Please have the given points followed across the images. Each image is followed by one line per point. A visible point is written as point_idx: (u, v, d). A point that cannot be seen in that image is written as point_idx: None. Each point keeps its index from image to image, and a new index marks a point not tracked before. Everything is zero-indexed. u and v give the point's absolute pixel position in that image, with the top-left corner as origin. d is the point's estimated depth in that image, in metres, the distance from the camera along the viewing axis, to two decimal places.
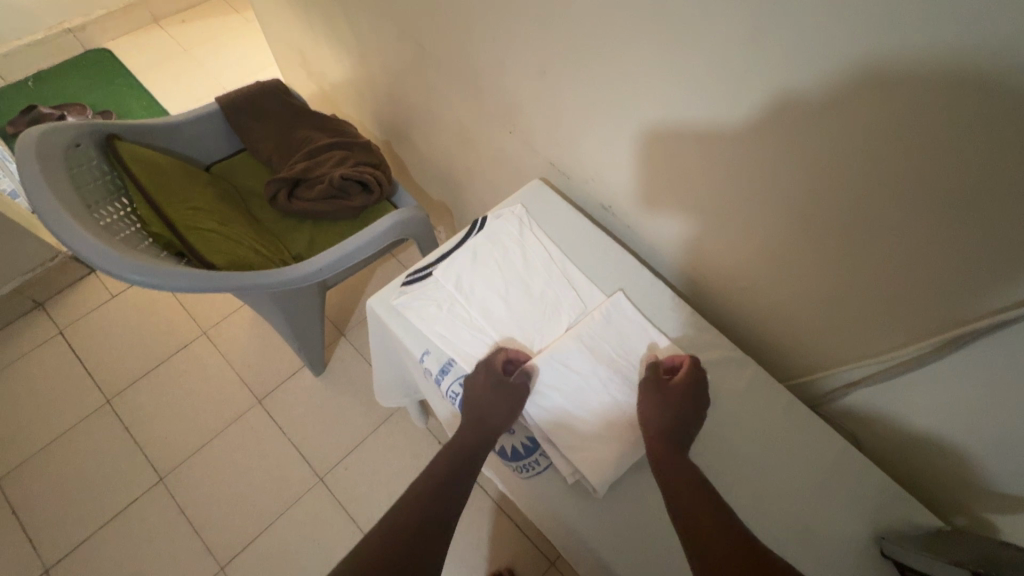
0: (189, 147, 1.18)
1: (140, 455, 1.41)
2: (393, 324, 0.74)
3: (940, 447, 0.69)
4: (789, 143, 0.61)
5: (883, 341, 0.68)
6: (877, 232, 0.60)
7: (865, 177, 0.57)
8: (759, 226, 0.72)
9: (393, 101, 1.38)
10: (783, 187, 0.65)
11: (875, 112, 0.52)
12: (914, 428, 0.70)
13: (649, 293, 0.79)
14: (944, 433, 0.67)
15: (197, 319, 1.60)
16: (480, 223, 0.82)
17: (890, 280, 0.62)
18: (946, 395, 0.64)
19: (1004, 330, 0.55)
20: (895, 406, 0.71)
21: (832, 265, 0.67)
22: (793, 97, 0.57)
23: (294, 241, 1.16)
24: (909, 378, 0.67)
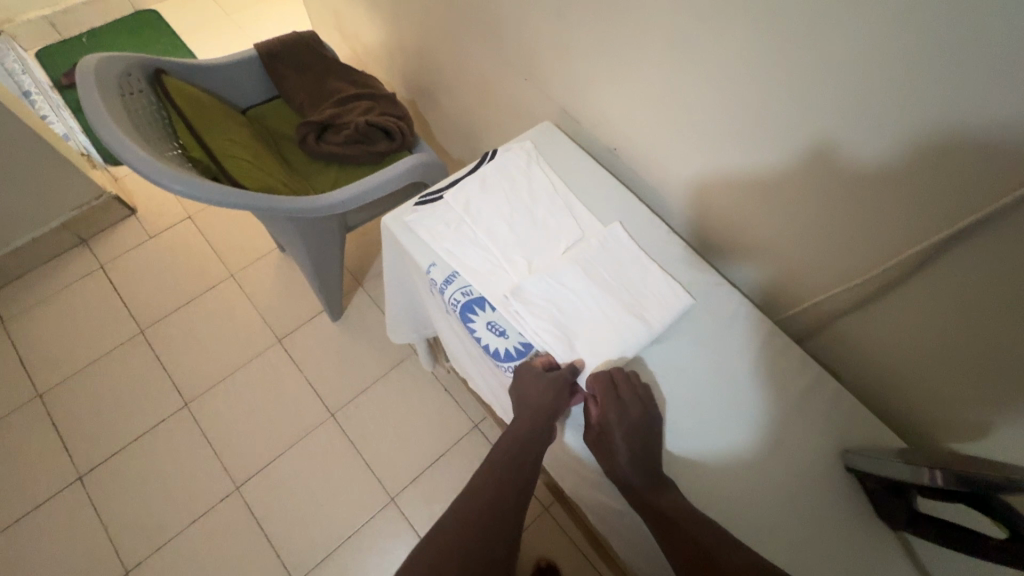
0: (227, 90, 1.27)
1: (168, 382, 1.52)
2: (404, 239, 0.80)
3: (916, 370, 0.72)
4: (779, 72, 0.65)
5: (861, 267, 0.71)
6: (856, 154, 0.63)
7: (845, 100, 0.60)
8: (751, 160, 0.76)
9: (419, 58, 1.44)
10: (773, 117, 0.69)
11: (856, 33, 0.56)
12: (893, 353, 0.74)
13: (645, 227, 0.84)
14: (919, 355, 0.71)
15: (226, 262, 1.70)
16: (491, 155, 0.88)
17: (869, 202, 0.65)
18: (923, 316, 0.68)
19: (969, 241, 0.58)
20: (875, 332, 0.75)
21: (815, 194, 0.71)
22: (780, 25, 0.61)
23: (319, 181, 1.23)
24: (887, 301, 0.70)
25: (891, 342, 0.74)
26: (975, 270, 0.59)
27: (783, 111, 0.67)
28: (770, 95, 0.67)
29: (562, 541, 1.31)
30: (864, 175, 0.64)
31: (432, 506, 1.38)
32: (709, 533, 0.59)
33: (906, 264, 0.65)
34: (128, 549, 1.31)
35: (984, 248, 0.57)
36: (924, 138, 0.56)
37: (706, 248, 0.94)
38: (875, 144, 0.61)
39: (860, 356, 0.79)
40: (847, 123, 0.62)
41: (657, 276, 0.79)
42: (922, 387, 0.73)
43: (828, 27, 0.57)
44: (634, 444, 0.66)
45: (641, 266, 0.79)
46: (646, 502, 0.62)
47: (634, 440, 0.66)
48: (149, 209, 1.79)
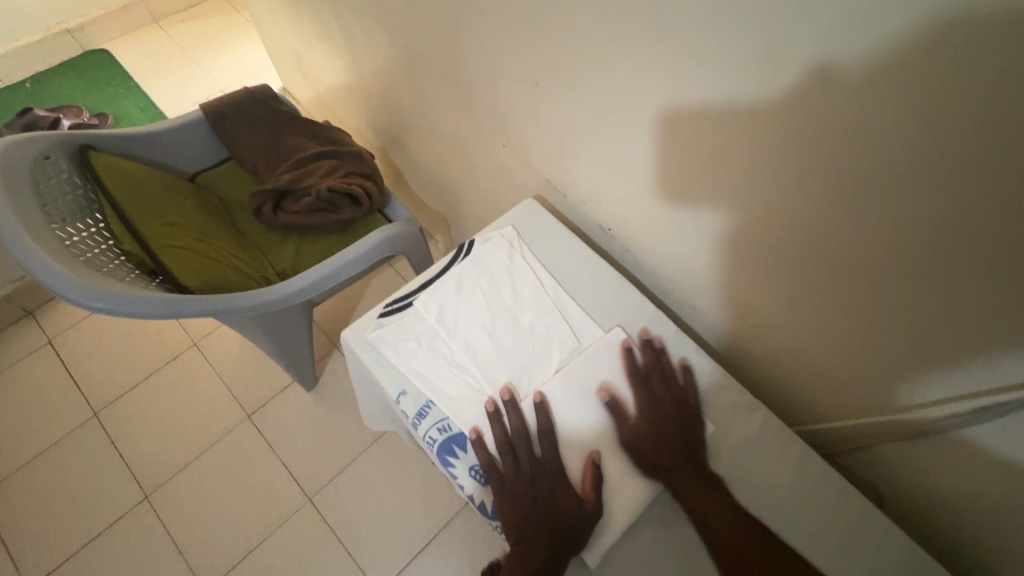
0: (171, 156, 1.13)
1: (125, 471, 1.37)
2: (366, 361, 0.67)
3: (977, 511, 0.61)
4: (806, 174, 0.52)
5: (911, 394, 0.60)
6: (909, 274, 0.51)
7: (895, 218, 0.48)
8: (770, 259, 0.63)
9: (386, 106, 1.31)
10: (798, 223, 0.57)
11: (910, 146, 0.44)
12: (948, 486, 0.63)
13: (650, 327, 0.71)
14: (983, 497, 0.60)
15: (187, 330, 1.55)
16: (466, 247, 0.75)
17: (922, 329, 0.54)
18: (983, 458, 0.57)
19: None
20: (924, 461, 0.64)
21: (857, 307, 0.58)
22: (809, 122, 0.49)
23: (279, 256, 1.10)
24: (944, 435, 0.59)
25: (943, 471, 0.62)
26: None
27: (807, 217, 0.55)
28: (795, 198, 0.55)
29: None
30: (918, 302, 0.52)
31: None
32: (757, 536, 0.56)
33: (974, 406, 0.54)
34: None
35: None
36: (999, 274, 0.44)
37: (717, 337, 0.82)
38: (933, 269, 0.49)
39: (893, 467, 0.68)
40: (895, 243, 0.50)
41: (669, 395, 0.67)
42: (980, 522, 0.62)
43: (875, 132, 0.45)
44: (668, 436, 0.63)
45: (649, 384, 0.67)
46: (689, 506, 0.59)
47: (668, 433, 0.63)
48: None
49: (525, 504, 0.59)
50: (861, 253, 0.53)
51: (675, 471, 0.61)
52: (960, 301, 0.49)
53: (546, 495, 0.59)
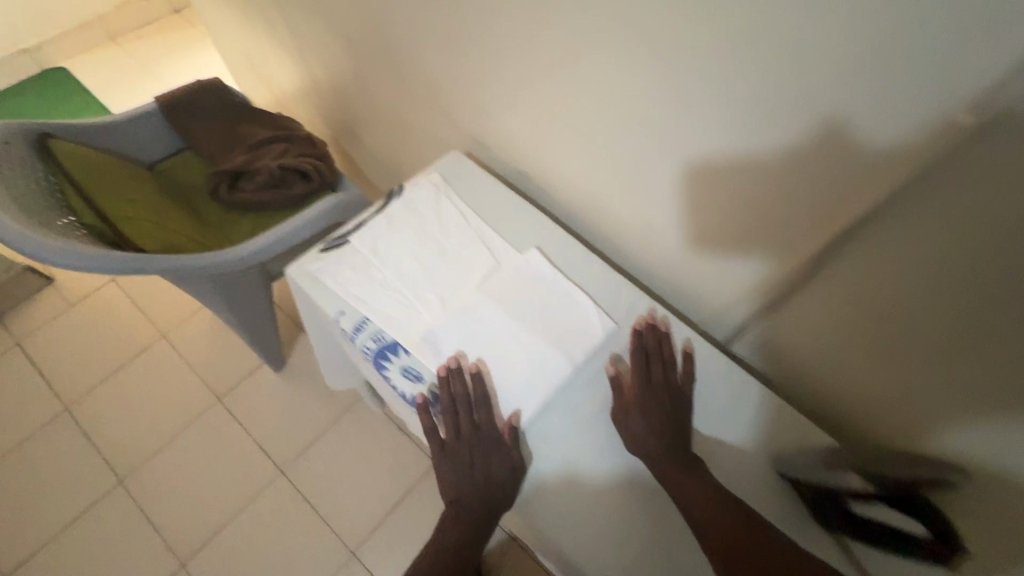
0: (129, 146, 1.21)
1: (98, 459, 1.41)
2: (308, 289, 0.76)
3: (822, 376, 0.72)
4: (661, 82, 0.63)
5: (757, 279, 0.71)
6: (745, 156, 0.61)
7: (725, 105, 0.59)
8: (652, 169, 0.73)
9: (334, 96, 1.41)
10: (662, 128, 0.67)
11: (720, 48, 0.55)
12: (800, 361, 0.74)
13: (561, 247, 0.81)
14: (822, 362, 0.71)
15: (155, 323, 1.60)
16: (397, 192, 0.85)
17: (749, 215, 0.65)
18: (826, 322, 0.65)
19: (841, 251, 0.58)
20: (781, 340, 0.75)
21: (716, 202, 0.68)
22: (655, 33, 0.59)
23: (236, 231, 1.17)
24: (783, 312, 0.71)
25: (804, 346, 0.71)
26: (851, 279, 0.59)
27: (670, 121, 0.66)
28: (657, 105, 0.65)
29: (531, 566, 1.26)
30: (756, 182, 0.62)
31: (395, 553, 1.32)
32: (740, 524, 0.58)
33: (798, 273, 0.65)
34: None
35: (854, 258, 0.57)
36: (800, 139, 0.55)
37: (630, 261, 0.92)
38: (755, 147, 0.59)
39: (819, 376, 0.72)
40: (729, 132, 0.61)
41: (575, 297, 0.76)
42: (842, 390, 0.71)
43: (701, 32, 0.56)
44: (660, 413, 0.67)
45: (559, 291, 0.76)
46: (668, 483, 0.63)
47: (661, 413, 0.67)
48: (67, 276, 1.69)
49: (463, 471, 0.67)
50: (711, 146, 0.64)
51: (659, 451, 0.64)
52: (781, 171, 0.59)
53: (482, 465, 0.66)
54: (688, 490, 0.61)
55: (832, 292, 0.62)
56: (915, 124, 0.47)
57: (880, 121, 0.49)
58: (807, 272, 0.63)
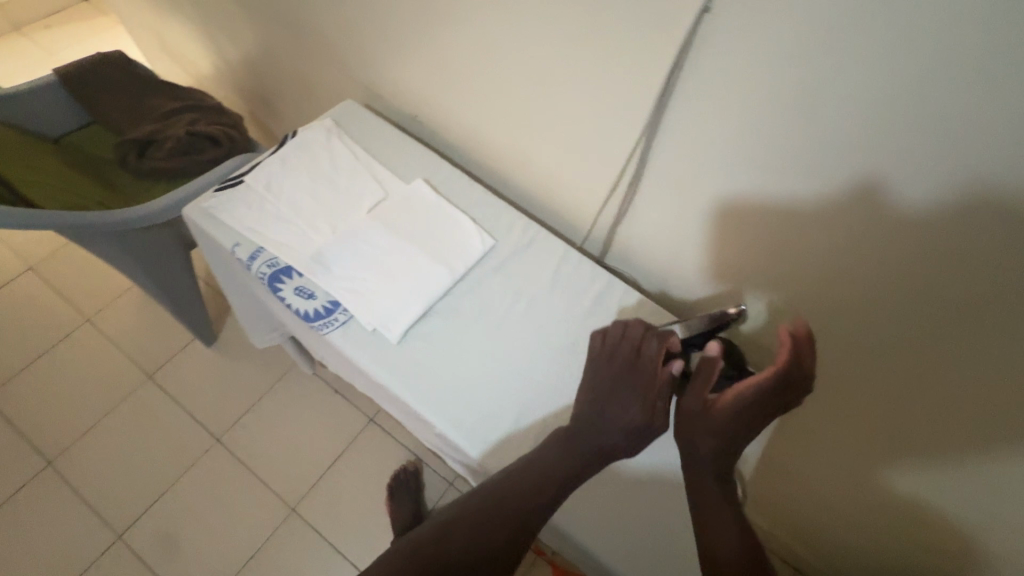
0: (30, 119, 1.20)
1: (25, 443, 1.39)
2: (204, 225, 0.80)
3: (674, 253, 0.89)
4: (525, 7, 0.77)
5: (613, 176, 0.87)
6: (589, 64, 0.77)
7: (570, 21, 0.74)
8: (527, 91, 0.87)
9: (245, 67, 1.44)
10: (530, 48, 0.81)
11: None
12: (657, 244, 0.90)
13: (448, 177, 0.89)
14: (672, 239, 0.87)
15: (79, 307, 1.59)
16: (291, 136, 0.90)
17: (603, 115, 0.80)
18: (666, 201, 0.83)
19: (663, 128, 0.75)
20: (640, 230, 0.90)
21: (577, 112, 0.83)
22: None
23: (147, 198, 1.19)
24: (638, 200, 0.86)
25: (651, 227, 0.88)
26: (677, 146, 0.75)
27: (534, 41, 0.80)
28: (525, 30, 0.80)
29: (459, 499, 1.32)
30: (602, 86, 0.77)
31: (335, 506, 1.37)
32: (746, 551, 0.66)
33: (641, 156, 0.81)
34: None
35: (675, 131, 0.74)
36: (621, 41, 0.71)
37: (528, 190, 1.04)
38: None
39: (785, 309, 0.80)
40: None
41: (455, 220, 0.84)
42: (672, 258, 0.90)
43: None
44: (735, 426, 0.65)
45: (442, 214, 0.84)
46: (698, 497, 0.68)
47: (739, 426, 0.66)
48: None
49: (598, 402, 0.66)
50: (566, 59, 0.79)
51: (710, 472, 0.67)
52: (614, 73, 0.74)
53: (625, 405, 0.64)
54: (717, 517, 0.67)
55: (667, 163, 0.78)
56: (934, 179, 0.55)
57: (901, 175, 0.57)
58: (646, 154, 0.80)
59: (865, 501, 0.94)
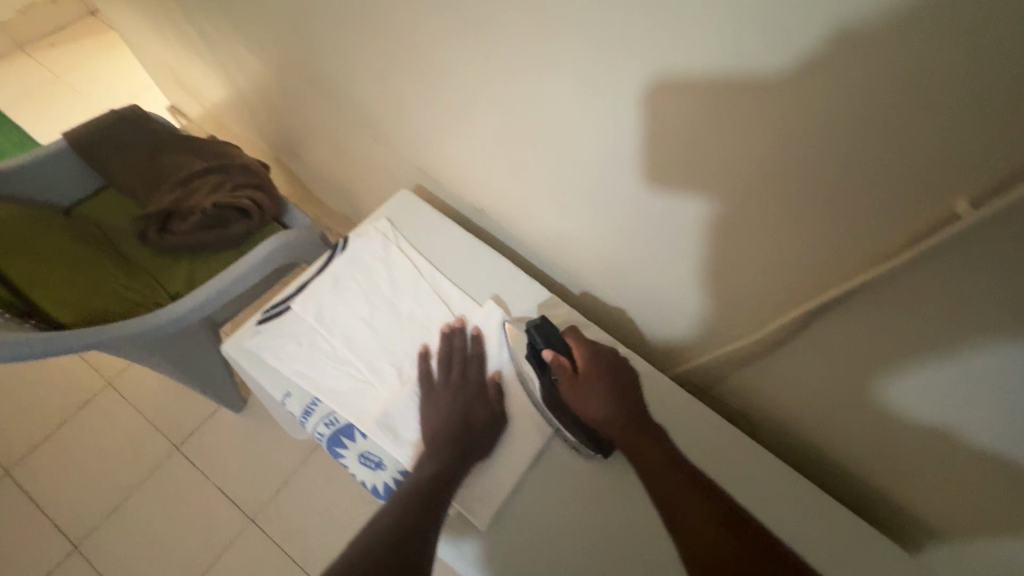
0: (39, 191, 1.08)
1: (49, 525, 1.31)
2: (248, 369, 0.68)
3: (810, 423, 0.69)
4: (635, 127, 0.56)
5: (741, 324, 0.67)
6: (731, 207, 0.55)
7: (708, 157, 0.52)
8: (624, 207, 0.66)
9: (269, 116, 1.29)
10: (636, 169, 0.60)
11: (684, 98, 0.50)
12: (789, 409, 0.70)
13: (527, 296, 0.76)
14: (812, 411, 0.67)
15: (99, 370, 1.49)
16: (342, 244, 0.77)
17: (734, 260, 0.60)
18: (807, 369, 0.63)
19: (835, 308, 0.54)
20: (764, 388, 0.71)
21: (701, 249, 0.63)
22: (618, 74, 0.53)
23: (170, 279, 1.06)
24: (771, 359, 0.66)
25: (786, 382, 0.67)
26: (848, 329, 0.55)
27: (644, 164, 0.59)
28: (636, 148, 0.58)
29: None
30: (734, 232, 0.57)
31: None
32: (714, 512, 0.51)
33: (792, 323, 0.59)
34: None
35: (851, 314, 0.53)
36: (787, 193, 0.49)
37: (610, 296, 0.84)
38: (732, 198, 0.54)
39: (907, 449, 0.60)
40: (703, 181, 0.55)
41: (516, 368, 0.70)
42: (816, 423, 0.68)
43: (675, 78, 0.49)
44: (610, 389, 0.62)
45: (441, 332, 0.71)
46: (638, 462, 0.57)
47: (611, 386, 0.62)
48: None
49: (451, 417, 0.63)
50: (691, 194, 0.57)
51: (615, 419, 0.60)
52: (761, 225, 0.54)
53: (478, 421, 0.64)
54: (653, 467, 0.56)
55: (831, 341, 0.57)
56: None
57: None
58: (796, 325, 0.59)
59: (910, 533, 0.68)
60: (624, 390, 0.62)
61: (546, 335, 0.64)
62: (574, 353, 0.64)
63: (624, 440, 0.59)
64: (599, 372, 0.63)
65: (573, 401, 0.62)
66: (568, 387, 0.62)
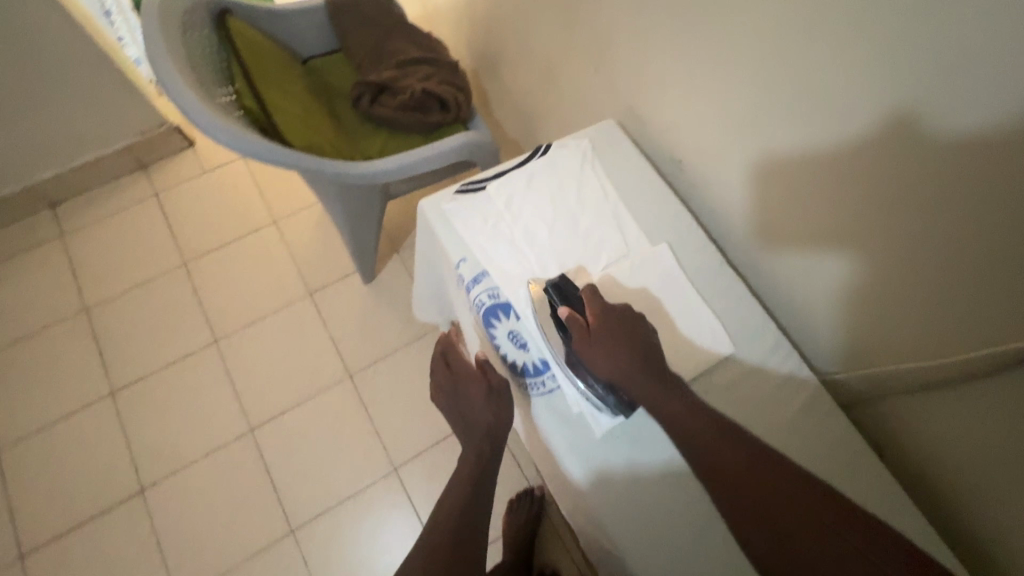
0: (291, 38, 1.25)
1: (202, 316, 1.57)
2: (437, 227, 0.76)
3: (969, 478, 0.63)
4: (913, 103, 0.53)
5: (934, 346, 0.63)
6: (983, 224, 0.52)
7: (957, 219, 0.54)
8: (840, 213, 0.67)
9: (485, 27, 1.36)
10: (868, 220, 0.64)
11: (997, 84, 0.46)
12: (951, 454, 0.65)
13: (697, 252, 0.77)
14: (979, 465, 0.61)
15: (270, 208, 1.71)
16: (544, 149, 0.82)
17: (962, 273, 0.56)
18: (996, 413, 0.58)
19: None
20: (931, 423, 0.66)
21: (923, 255, 0.59)
22: (891, 120, 0.56)
23: (367, 145, 1.19)
24: (958, 390, 0.61)
25: (951, 438, 0.64)
26: None
27: (907, 157, 0.56)
28: (903, 126, 0.55)
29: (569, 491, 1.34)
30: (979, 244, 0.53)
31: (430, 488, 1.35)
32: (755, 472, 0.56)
33: (1005, 355, 0.54)
34: (146, 468, 1.39)
35: None
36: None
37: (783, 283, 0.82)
38: (994, 205, 0.50)
39: None
40: (969, 180, 0.52)
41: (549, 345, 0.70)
42: (964, 488, 0.64)
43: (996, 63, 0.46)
44: (618, 348, 0.64)
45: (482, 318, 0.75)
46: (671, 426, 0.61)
47: (615, 344, 0.64)
48: (206, 144, 1.81)
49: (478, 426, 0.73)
50: (948, 194, 0.54)
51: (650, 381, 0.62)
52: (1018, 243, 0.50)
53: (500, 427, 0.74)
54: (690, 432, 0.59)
55: None
56: None
57: None
58: (1007, 360, 0.54)
59: None
60: (631, 353, 0.63)
61: (563, 296, 0.68)
62: (586, 311, 0.66)
63: (644, 394, 0.62)
64: (610, 327, 0.65)
65: (586, 357, 0.64)
66: (582, 344, 0.64)
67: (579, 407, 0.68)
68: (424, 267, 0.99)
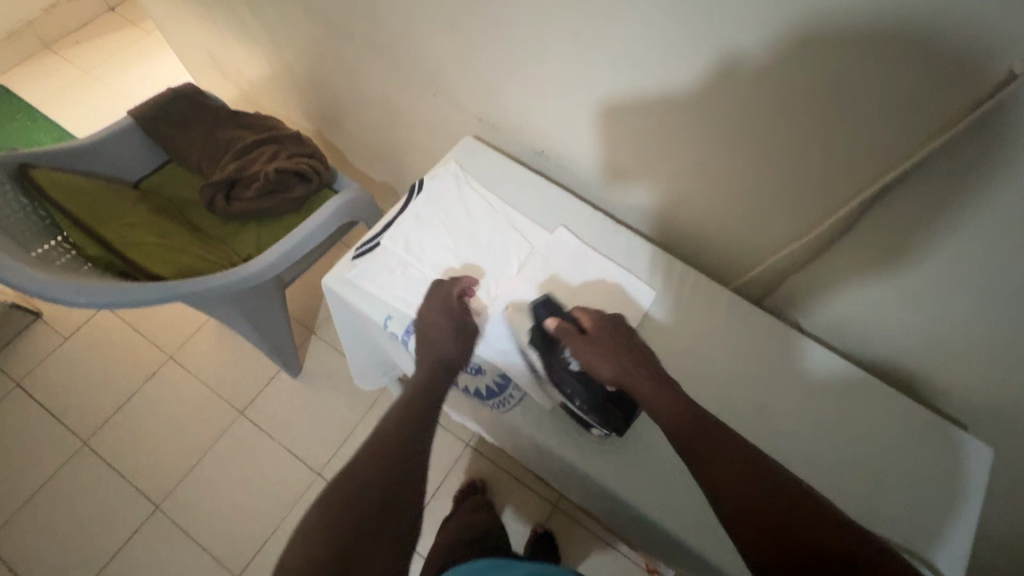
0: (112, 167, 1.16)
1: (131, 487, 1.39)
2: (349, 297, 0.75)
3: (867, 313, 0.77)
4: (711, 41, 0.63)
5: (806, 223, 0.74)
6: (800, 112, 0.63)
7: (784, 116, 0.64)
8: (693, 145, 0.75)
9: (313, 90, 1.35)
10: (815, 202, 0.70)
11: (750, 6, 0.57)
12: (847, 303, 0.78)
13: (591, 224, 0.84)
14: (871, 298, 0.74)
15: (161, 345, 1.57)
16: (419, 186, 0.84)
17: (803, 157, 0.67)
18: (873, 255, 0.69)
19: (908, 183, 0.60)
20: (821, 284, 0.78)
21: (770, 154, 0.69)
22: (709, 87, 0.67)
23: (239, 242, 1.13)
24: (832, 252, 0.73)
25: (922, 348, 0.75)
26: (915, 207, 0.62)
27: (723, 82, 0.66)
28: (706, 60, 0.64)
29: (531, 500, 1.36)
30: (808, 123, 0.63)
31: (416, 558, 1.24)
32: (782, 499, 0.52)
33: (859, 208, 0.65)
34: None
35: (915, 192, 0.61)
36: (972, 217, 0.58)
37: (671, 217, 0.90)
38: (803, 90, 0.60)
39: (943, 300, 0.67)
40: (777, 80, 0.61)
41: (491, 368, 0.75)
42: (937, 376, 0.76)
43: None
44: (613, 348, 0.66)
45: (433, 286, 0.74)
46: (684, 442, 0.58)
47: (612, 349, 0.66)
48: (56, 308, 1.61)
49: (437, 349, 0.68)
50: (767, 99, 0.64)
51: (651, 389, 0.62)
52: (833, 112, 0.60)
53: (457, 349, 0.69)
54: (714, 448, 0.56)
55: (896, 218, 0.64)
56: None
57: None
58: (864, 209, 0.65)
59: (972, 368, 0.71)
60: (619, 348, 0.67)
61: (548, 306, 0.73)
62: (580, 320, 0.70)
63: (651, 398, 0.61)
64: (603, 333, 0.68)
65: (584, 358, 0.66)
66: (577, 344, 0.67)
67: (554, 400, 0.71)
68: (350, 339, 0.96)
